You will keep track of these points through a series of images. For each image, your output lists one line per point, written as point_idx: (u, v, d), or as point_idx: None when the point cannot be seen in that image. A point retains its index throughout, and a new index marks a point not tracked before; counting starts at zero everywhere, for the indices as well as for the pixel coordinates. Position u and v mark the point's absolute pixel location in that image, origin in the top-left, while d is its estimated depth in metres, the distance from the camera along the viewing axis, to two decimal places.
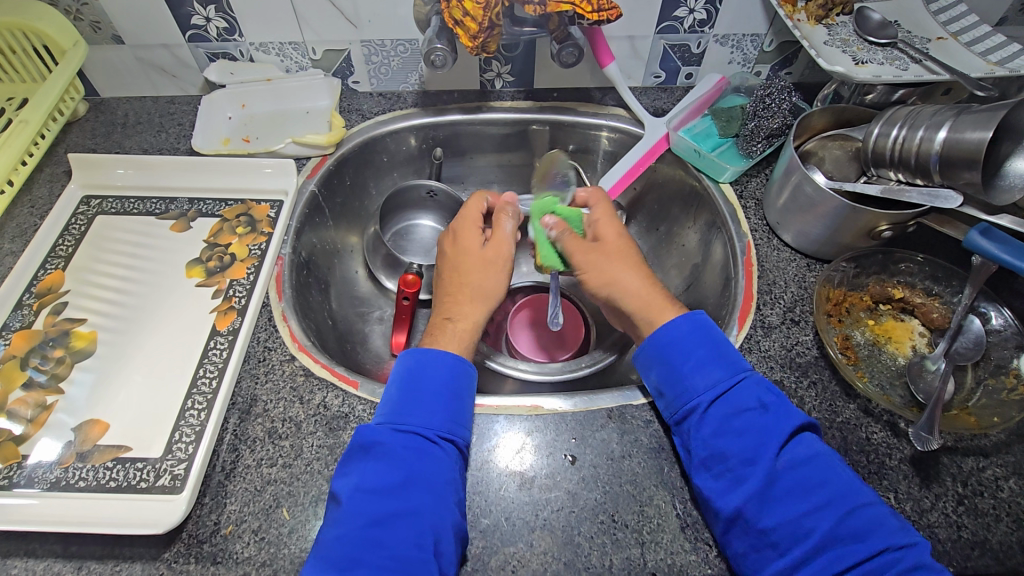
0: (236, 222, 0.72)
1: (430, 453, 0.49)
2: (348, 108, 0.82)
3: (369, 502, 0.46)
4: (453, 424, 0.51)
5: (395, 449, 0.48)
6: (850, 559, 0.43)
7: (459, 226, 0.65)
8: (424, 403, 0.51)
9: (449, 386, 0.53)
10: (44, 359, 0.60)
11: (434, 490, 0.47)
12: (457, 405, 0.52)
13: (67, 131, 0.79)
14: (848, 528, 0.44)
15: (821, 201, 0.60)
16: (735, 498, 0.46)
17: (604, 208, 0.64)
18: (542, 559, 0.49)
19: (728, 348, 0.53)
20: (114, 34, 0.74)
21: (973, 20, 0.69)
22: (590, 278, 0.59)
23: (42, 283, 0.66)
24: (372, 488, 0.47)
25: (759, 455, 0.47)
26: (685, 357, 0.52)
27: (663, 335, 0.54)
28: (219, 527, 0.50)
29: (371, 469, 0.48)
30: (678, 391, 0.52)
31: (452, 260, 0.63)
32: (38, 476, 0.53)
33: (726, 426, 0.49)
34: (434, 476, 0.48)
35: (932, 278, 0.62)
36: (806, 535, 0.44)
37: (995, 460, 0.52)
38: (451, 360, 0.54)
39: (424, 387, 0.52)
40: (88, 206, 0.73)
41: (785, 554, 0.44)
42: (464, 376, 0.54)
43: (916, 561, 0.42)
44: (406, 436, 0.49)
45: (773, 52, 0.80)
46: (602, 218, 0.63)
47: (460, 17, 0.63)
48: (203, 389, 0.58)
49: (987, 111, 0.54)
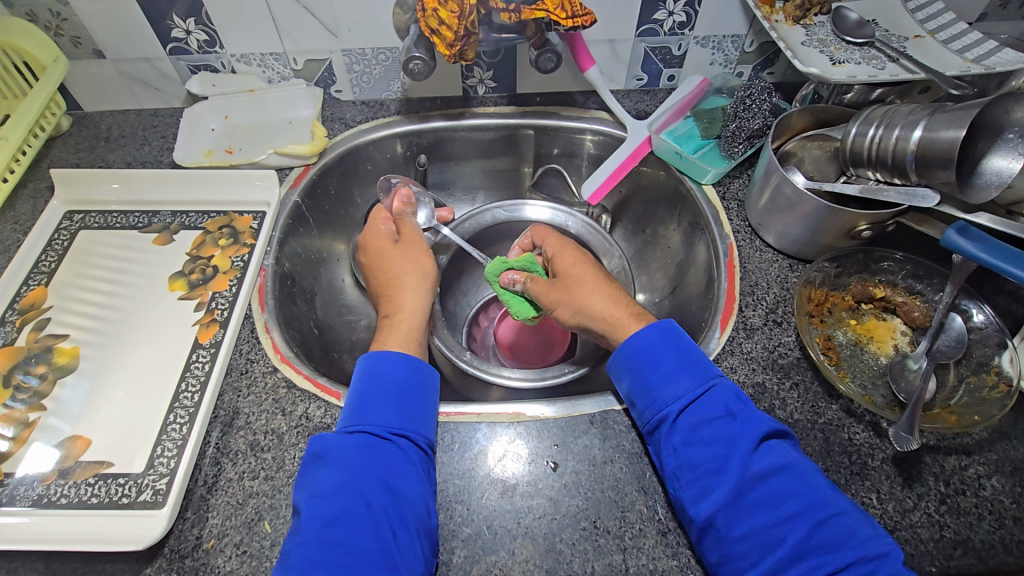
0: (219, 234, 0.72)
1: (385, 450, 0.49)
2: (331, 117, 0.82)
3: (326, 506, 0.46)
4: (406, 421, 0.51)
5: (348, 451, 0.49)
6: (825, 568, 0.42)
7: (369, 240, 0.70)
8: (376, 403, 0.52)
9: (399, 385, 0.53)
10: (28, 374, 0.60)
11: (391, 487, 0.47)
12: (409, 402, 0.53)
13: (51, 146, 0.79)
14: (819, 538, 0.44)
15: (801, 202, 0.60)
16: (714, 499, 0.46)
17: (553, 240, 0.67)
18: (525, 567, 0.49)
19: (698, 356, 0.54)
20: (95, 49, 0.75)
21: (951, 17, 0.69)
22: (561, 313, 0.62)
23: (24, 300, 0.66)
24: (326, 492, 0.47)
25: (727, 464, 0.47)
26: (657, 365, 0.53)
27: (633, 346, 0.55)
28: (201, 541, 0.50)
29: (327, 474, 0.48)
30: (649, 402, 0.53)
31: (377, 261, 0.68)
32: (20, 494, 0.53)
33: (702, 431, 0.49)
34: (390, 473, 0.48)
35: (914, 277, 0.62)
36: (777, 544, 0.44)
37: (977, 459, 0.52)
38: (400, 358, 0.55)
39: (376, 387, 0.53)
40: (71, 221, 0.73)
41: (756, 565, 0.44)
42: (415, 372, 0.55)
43: (890, 571, 0.41)
44: (359, 437, 0.50)
45: (754, 52, 0.80)
46: (556, 250, 0.66)
47: (436, 26, 0.63)
48: (186, 403, 0.58)
49: (961, 110, 0.53)
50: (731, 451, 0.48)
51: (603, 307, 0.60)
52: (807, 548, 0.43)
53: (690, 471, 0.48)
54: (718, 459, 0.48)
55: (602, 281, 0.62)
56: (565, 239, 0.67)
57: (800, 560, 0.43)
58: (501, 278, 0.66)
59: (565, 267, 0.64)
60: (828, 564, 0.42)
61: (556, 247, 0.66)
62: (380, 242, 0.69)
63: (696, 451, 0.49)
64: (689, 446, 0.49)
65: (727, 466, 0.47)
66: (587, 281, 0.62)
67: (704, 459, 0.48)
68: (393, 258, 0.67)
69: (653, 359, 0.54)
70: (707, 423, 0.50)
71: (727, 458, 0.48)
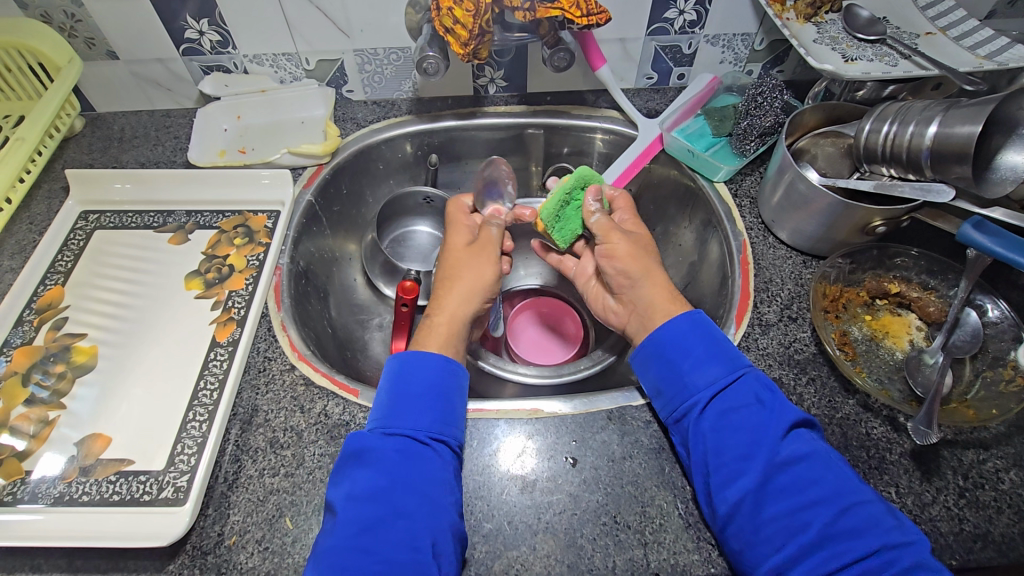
0: (234, 234, 0.72)
1: (419, 454, 0.49)
2: (343, 117, 0.83)
3: (361, 509, 0.46)
4: (443, 426, 0.51)
5: (385, 454, 0.49)
6: (851, 554, 0.42)
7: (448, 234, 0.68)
8: (412, 406, 0.51)
9: (434, 387, 0.53)
10: (46, 374, 0.60)
11: (424, 492, 0.47)
12: (446, 406, 0.53)
13: (64, 147, 0.80)
14: (843, 525, 0.44)
15: (815, 199, 0.60)
16: (743, 484, 0.47)
17: (630, 212, 0.66)
18: (546, 562, 0.49)
19: (727, 345, 0.54)
20: (109, 50, 0.75)
21: (962, 14, 0.69)
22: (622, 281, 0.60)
23: (41, 300, 0.66)
24: (361, 493, 0.47)
25: (755, 451, 0.48)
26: (687, 353, 0.53)
27: (662, 332, 0.55)
28: (222, 538, 0.50)
29: (363, 475, 0.48)
30: (677, 389, 0.53)
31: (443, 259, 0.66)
32: (42, 492, 0.53)
33: (730, 417, 0.50)
34: (425, 477, 0.48)
35: (928, 272, 0.62)
36: (802, 530, 0.44)
37: (995, 453, 0.53)
38: (440, 360, 0.54)
39: (411, 388, 0.52)
40: (86, 221, 0.74)
41: (780, 551, 0.44)
42: (452, 376, 0.54)
43: (913, 561, 0.41)
44: (396, 440, 0.50)
45: (764, 51, 0.81)
46: (631, 225, 0.64)
47: (450, 24, 0.63)
48: (204, 401, 0.58)
49: (975, 106, 0.54)
50: (759, 439, 0.48)
51: (651, 292, 0.58)
52: (832, 534, 0.43)
53: (718, 458, 0.48)
54: (746, 445, 0.48)
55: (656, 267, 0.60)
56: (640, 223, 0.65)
57: (823, 546, 0.43)
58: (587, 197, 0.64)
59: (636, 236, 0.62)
60: (853, 550, 0.42)
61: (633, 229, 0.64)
62: (454, 240, 0.67)
63: (722, 438, 0.49)
64: (716, 433, 0.49)
65: (756, 451, 0.48)
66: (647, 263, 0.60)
67: (731, 446, 0.48)
68: (453, 255, 0.65)
69: (684, 347, 0.53)
70: (734, 411, 0.50)
71: (755, 445, 0.48)
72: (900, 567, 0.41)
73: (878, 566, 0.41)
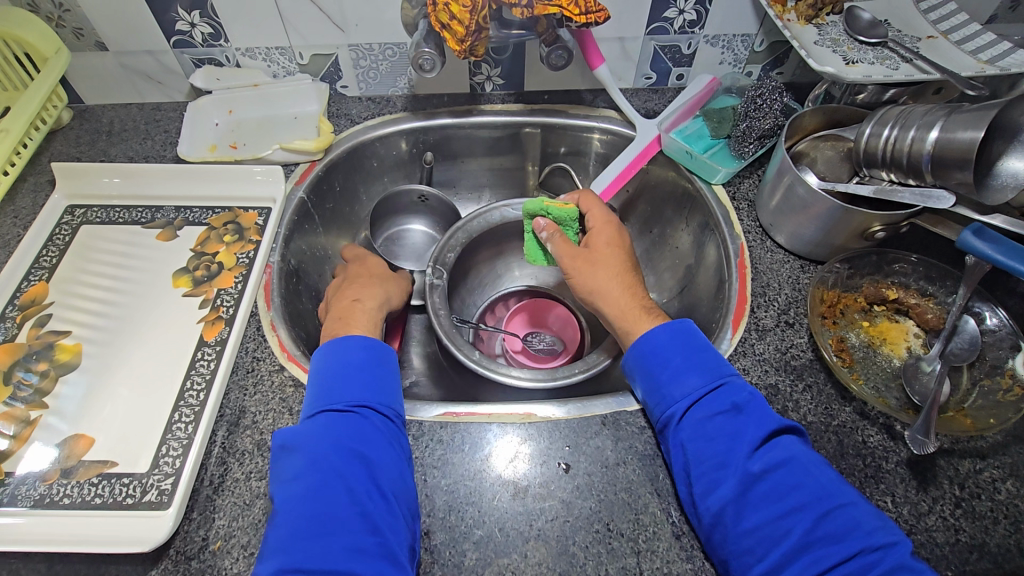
0: (224, 230, 0.71)
1: (350, 422, 0.50)
2: (337, 113, 0.82)
3: (297, 486, 0.46)
4: (369, 393, 0.52)
5: (311, 431, 0.49)
6: (833, 559, 0.42)
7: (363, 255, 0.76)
8: (338, 382, 0.53)
9: (360, 362, 0.54)
10: (29, 372, 0.59)
11: (359, 454, 0.48)
12: (370, 376, 0.54)
13: (51, 140, 0.78)
14: (824, 530, 0.43)
15: (814, 203, 0.59)
16: (721, 493, 0.46)
17: (597, 213, 0.67)
18: (537, 570, 0.48)
19: (709, 354, 0.54)
20: (98, 41, 0.73)
21: (963, 18, 0.69)
22: (578, 282, 0.63)
23: (25, 296, 0.65)
24: (297, 474, 0.47)
25: (730, 458, 0.47)
26: (665, 364, 0.53)
27: (643, 343, 0.55)
28: (207, 542, 0.49)
29: (295, 458, 0.48)
30: (657, 400, 0.53)
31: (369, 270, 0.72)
32: (22, 493, 0.51)
33: (706, 426, 0.49)
34: (357, 442, 0.49)
35: (927, 279, 0.61)
36: (783, 537, 0.43)
37: (992, 462, 0.52)
38: (362, 340, 0.56)
39: (337, 369, 0.53)
40: (72, 215, 0.72)
41: (763, 559, 0.43)
42: (374, 350, 0.56)
43: (897, 562, 0.40)
44: (322, 417, 0.50)
45: (764, 52, 0.80)
46: (598, 225, 0.66)
47: (447, 20, 0.62)
48: (191, 401, 0.57)
49: (979, 110, 0.53)
50: (734, 445, 0.48)
51: (610, 309, 0.60)
52: (812, 540, 0.43)
53: (695, 466, 0.48)
54: (721, 453, 0.48)
55: (620, 282, 0.61)
56: (610, 216, 0.67)
57: (805, 553, 0.43)
58: (534, 220, 0.67)
59: (569, 260, 0.64)
60: (834, 555, 0.42)
61: (600, 226, 0.66)
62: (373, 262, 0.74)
63: (699, 447, 0.49)
64: (694, 442, 0.49)
65: (730, 459, 0.47)
66: (594, 279, 0.62)
67: (708, 454, 0.48)
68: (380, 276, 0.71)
69: (662, 357, 0.54)
70: (711, 419, 0.50)
71: (731, 453, 0.47)
72: (882, 570, 0.40)
73: (859, 569, 0.41)
